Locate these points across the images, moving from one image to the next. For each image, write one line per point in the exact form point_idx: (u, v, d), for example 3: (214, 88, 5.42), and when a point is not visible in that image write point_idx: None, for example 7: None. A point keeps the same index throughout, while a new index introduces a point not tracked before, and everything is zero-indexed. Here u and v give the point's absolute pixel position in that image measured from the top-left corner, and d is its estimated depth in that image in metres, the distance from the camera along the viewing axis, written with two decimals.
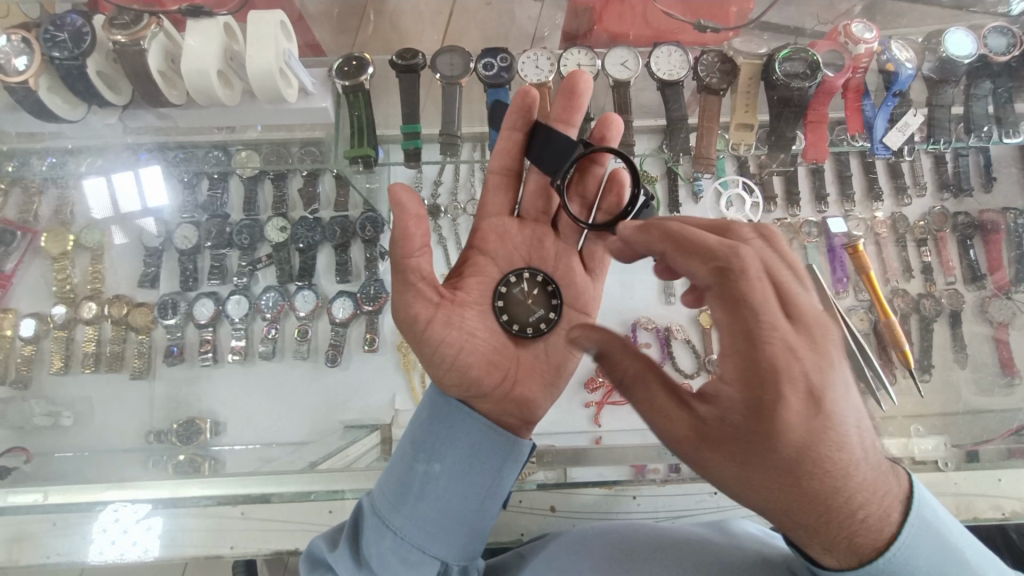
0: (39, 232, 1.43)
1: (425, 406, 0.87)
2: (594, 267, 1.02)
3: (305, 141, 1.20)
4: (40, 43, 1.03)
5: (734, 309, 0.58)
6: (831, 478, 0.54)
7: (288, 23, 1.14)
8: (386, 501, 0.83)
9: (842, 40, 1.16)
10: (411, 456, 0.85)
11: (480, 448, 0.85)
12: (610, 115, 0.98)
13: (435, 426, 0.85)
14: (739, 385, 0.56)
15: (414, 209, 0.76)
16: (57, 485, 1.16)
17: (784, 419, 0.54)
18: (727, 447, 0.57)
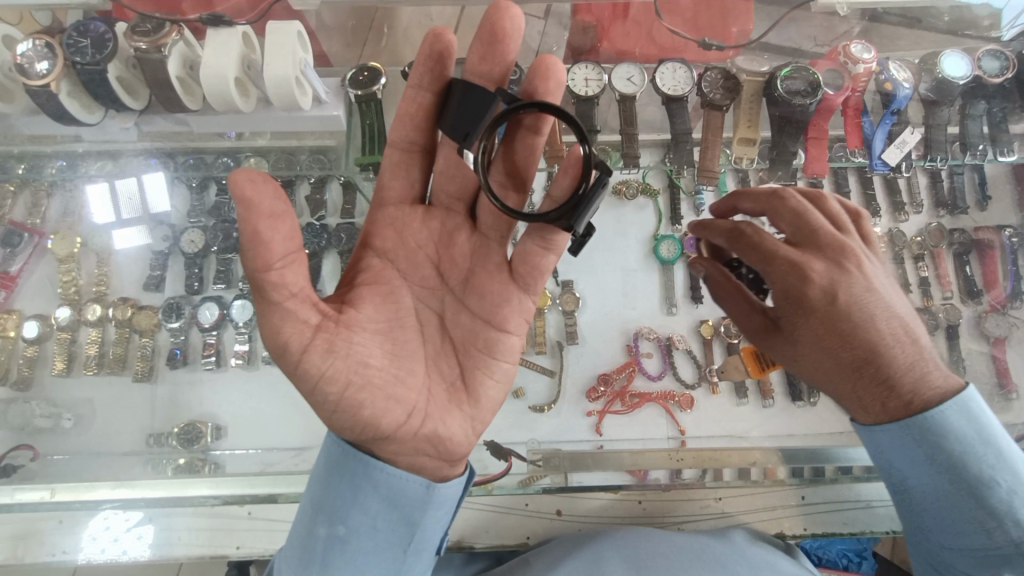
0: (46, 235, 1.43)
1: (323, 468, 0.85)
2: (521, 272, 0.87)
3: (314, 149, 1.23)
4: (63, 47, 1.06)
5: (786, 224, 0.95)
6: (854, 349, 0.85)
7: (305, 33, 1.16)
8: (295, 563, 0.85)
9: (841, 60, 1.19)
10: (315, 520, 0.85)
11: (392, 503, 0.84)
12: (545, 58, 0.87)
13: (338, 488, 0.83)
14: (786, 299, 0.89)
15: (267, 207, 0.69)
16: (64, 483, 1.18)
17: (828, 317, 0.86)
18: (784, 325, 0.92)
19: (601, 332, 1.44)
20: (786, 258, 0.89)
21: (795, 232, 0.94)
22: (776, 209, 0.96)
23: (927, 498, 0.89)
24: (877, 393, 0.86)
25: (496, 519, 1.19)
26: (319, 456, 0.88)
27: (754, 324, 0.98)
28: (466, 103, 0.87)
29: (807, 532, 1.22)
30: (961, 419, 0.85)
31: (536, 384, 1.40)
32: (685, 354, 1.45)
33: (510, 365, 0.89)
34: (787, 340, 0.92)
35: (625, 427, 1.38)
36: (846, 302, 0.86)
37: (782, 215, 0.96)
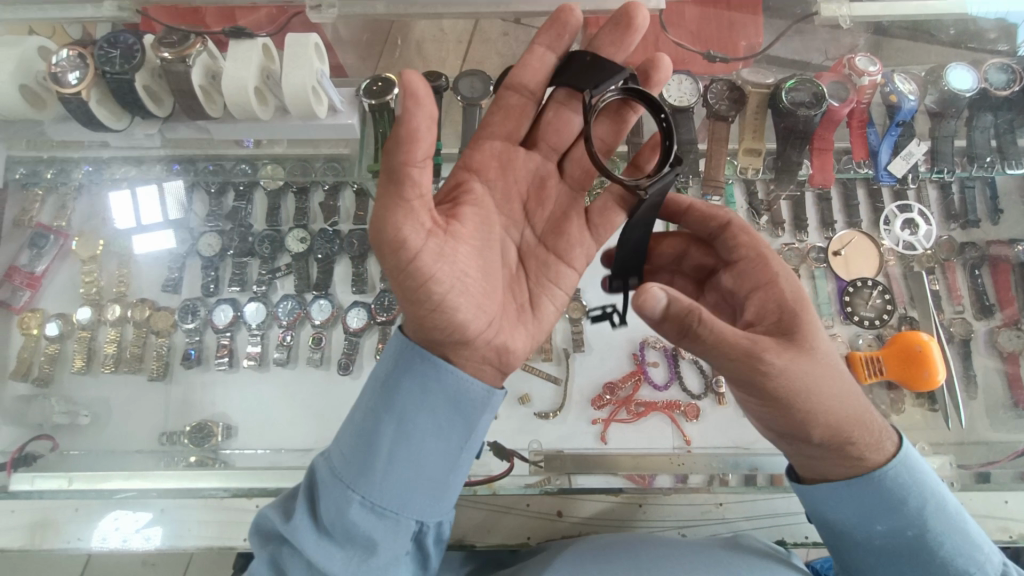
0: (71, 236, 1.49)
1: (389, 366, 0.86)
2: (595, 222, 1.03)
3: (330, 156, 1.28)
4: (94, 58, 1.11)
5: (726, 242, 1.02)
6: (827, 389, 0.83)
7: (321, 45, 1.20)
8: (352, 465, 0.85)
9: (846, 72, 1.21)
10: (376, 418, 0.86)
11: (454, 403, 0.86)
12: (658, 56, 1.02)
13: (402, 387, 0.85)
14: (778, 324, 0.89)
15: (430, 109, 0.69)
16: (81, 472, 1.24)
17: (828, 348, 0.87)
18: None
19: (608, 341, 1.46)
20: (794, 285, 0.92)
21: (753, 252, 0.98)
22: (733, 227, 1.02)
23: (873, 542, 0.90)
24: (859, 441, 0.86)
25: (498, 518, 1.19)
26: (382, 356, 0.89)
27: None
28: (587, 70, 0.96)
29: (807, 541, 1.19)
30: (914, 476, 0.88)
31: (543, 391, 1.41)
32: (691, 365, 1.45)
33: (571, 295, 1.02)
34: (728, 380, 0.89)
35: (630, 435, 1.38)
36: (816, 323, 0.87)
37: (735, 234, 1.01)
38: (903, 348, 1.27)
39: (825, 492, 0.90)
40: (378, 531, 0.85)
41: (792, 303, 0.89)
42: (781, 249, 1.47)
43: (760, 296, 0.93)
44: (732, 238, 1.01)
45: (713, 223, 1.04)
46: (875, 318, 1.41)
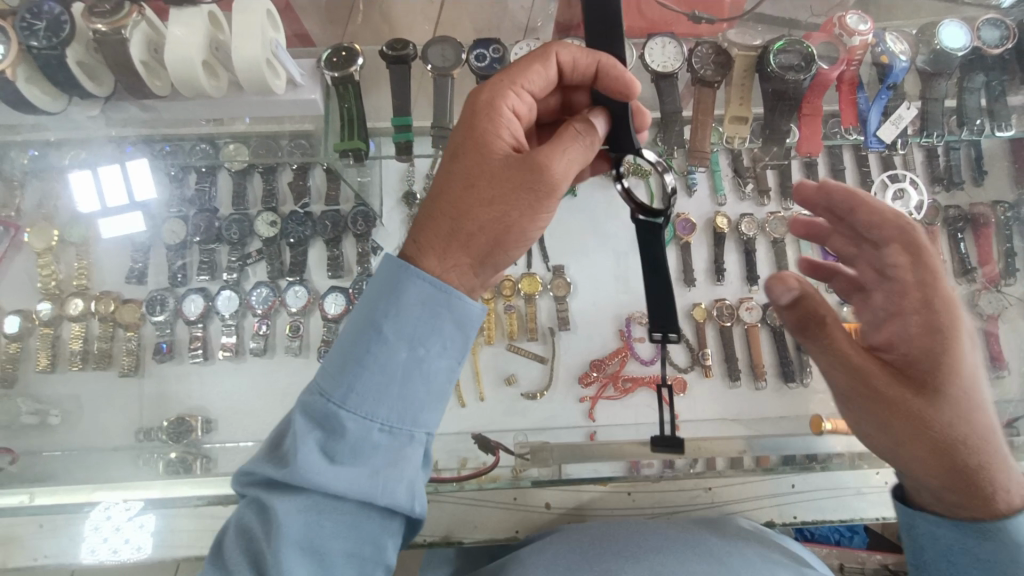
0: (22, 227, 1.38)
1: (381, 283, 0.81)
2: None
3: (295, 133, 1.17)
4: (16, 31, 0.99)
5: (920, 263, 0.92)
6: (965, 416, 0.82)
7: (276, 12, 1.11)
8: (362, 393, 0.79)
9: (837, 32, 1.15)
10: (375, 338, 0.80)
11: (459, 324, 0.82)
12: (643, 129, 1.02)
13: (403, 302, 0.80)
14: (930, 351, 0.85)
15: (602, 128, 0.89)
16: (44, 486, 1.17)
17: (947, 371, 0.84)
18: (924, 393, 0.83)
19: (592, 320, 1.43)
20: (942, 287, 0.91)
21: (918, 274, 0.92)
22: (900, 243, 0.94)
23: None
24: (971, 466, 0.82)
25: (484, 513, 1.19)
26: (381, 280, 0.81)
27: (871, 372, 0.88)
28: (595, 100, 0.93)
29: (795, 520, 1.23)
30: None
31: (529, 371, 1.40)
32: (678, 340, 1.43)
33: None
34: (934, 403, 0.83)
35: (618, 412, 1.37)
36: (944, 302, 0.90)
37: (919, 249, 0.93)
38: None
39: (941, 534, 0.86)
40: (393, 452, 0.79)
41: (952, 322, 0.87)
42: (766, 219, 1.46)
43: (896, 321, 0.93)
44: (897, 255, 0.94)
45: (882, 236, 0.96)
46: None
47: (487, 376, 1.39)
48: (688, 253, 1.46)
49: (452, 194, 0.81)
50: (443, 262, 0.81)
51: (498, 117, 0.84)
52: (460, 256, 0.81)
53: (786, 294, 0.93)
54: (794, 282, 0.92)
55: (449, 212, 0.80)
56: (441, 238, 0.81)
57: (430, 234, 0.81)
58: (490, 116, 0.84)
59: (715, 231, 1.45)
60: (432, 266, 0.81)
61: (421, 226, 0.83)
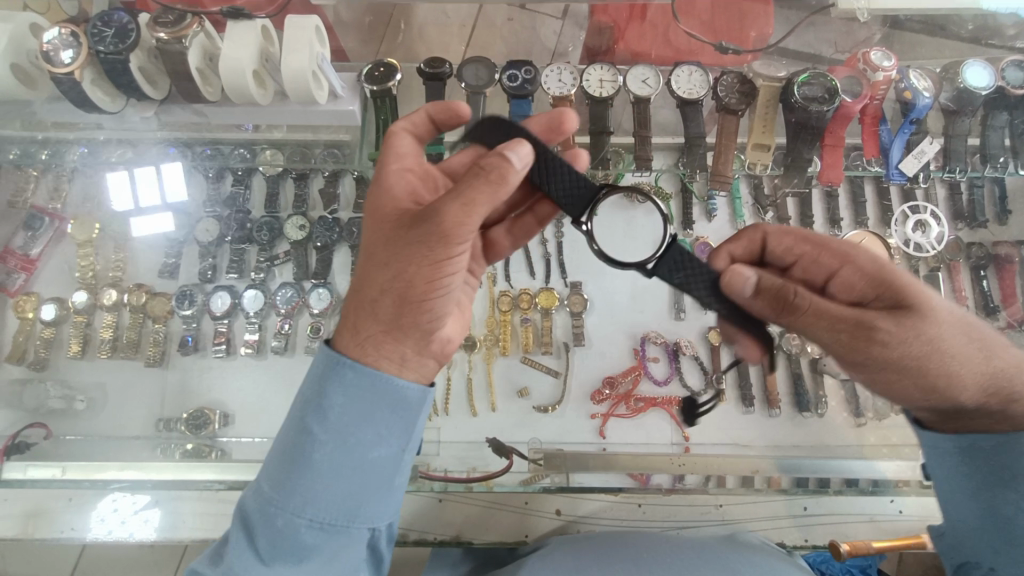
0: (67, 219, 1.46)
1: (310, 382, 0.81)
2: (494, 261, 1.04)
3: (330, 143, 1.25)
4: (86, 36, 1.07)
5: (790, 236, 0.94)
6: (958, 317, 0.83)
7: (323, 28, 1.17)
8: (290, 493, 0.79)
9: (861, 66, 1.18)
10: (304, 439, 0.79)
11: (392, 408, 0.82)
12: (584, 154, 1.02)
13: (332, 397, 0.79)
14: (889, 292, 0.83)
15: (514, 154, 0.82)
16: (75, 462, 1.21)
17: (918, 292, 0.82)
18: (918, 315, 0.80)
19: (608, 336, 1.44)
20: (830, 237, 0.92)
21: (811, 245, 0.92)
22: (772, 233, 0.96)
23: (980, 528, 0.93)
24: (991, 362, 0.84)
25: (496, 516, 1.20)
26: (309, 374, 0.82)
27: (863, 329, 0.81)
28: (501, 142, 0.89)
29: (805, 544, 1.21)
30: None
31: (541, 385, 1.41)
32: (692, 361, 1.44)
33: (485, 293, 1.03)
34: (928, 317, 0.80)
35: (630, 431, 1.38)
36: (852, 244, 0.90)
37: (780, 231, 0.95)
38: None
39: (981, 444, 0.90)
40: (330, 545, 0.81)
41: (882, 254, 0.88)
42: None
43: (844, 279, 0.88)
44: (782, 241, 0.95)
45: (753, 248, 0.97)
46: None
47: (500, 387, 1.40)
48: None
49: (360, 272, 0.81)
50: (361, 341, 0.81)
51: (394, 191, 0.83)
52: (372, 330, 0.80)
53: (745, 282, 0.86)
54: (749, 273, 0.85)
55: (358, 291, 0.81)
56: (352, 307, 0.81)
57: (348, 315, 0.82)
58: (381, 192, 0.83)
59: None
60: (355, 347, 0.82)
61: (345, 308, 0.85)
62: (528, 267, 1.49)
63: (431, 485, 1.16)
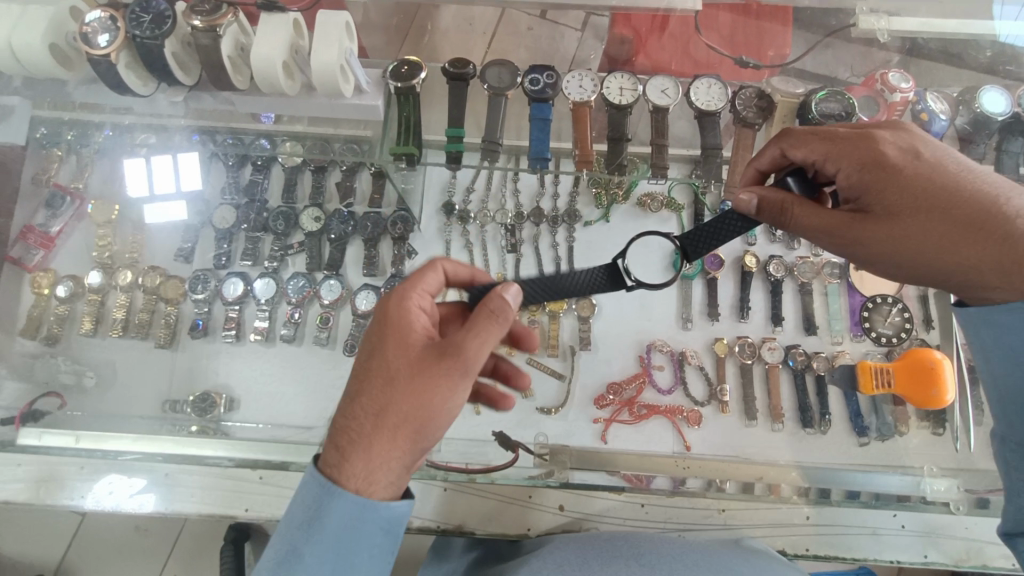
0: (87, 199, 1.49)
1: (304, 506, 0.79)
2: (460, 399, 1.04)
3: (349, 137, 1.26)
4: (125, 21, 1.09)
5: (801, 143, 0.94)
6: (959, 204, 0.84)
7: (353, 25, 1.19)
8: None
9: (878, 87, 1.20)
10: (296, 561, 0.79)
11: (385, 530, 0.81)
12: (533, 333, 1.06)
13: (324, 524, 0.78)
14: (881, 187, 0.87)
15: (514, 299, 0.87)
16: (89, 431, 1.23)
17: (913, 187, 0.86)
18: (902, 217, 0.86)
19: (615, 342, 1.45)
20: (848, 131, 0.91)
21: (821, 145, 0.92)
22: (784, 141, 0.96)
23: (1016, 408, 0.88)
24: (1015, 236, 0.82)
25: (501, 509, 1.20)
26: (297, 506, 0.80)
27: (851, 231, 0.90)
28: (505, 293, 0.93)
29: (806, 555, 1.21)
30: None
31: (546, 387, 1.42)
32: (697, 371, 1.45)
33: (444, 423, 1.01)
34: (915, 215, 0.85)
35: (631, 436, 1.38)
36: (861, 136, 0.90)
37: (799, 133, 0.95)
38: (918, 362, 1.27)
39: (1006, 320, 0.84)
40: None
41: (884, 154, 0.88)
42: (795, 262, 1.48)
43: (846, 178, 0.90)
44: (794, 150, 0.95)
45: (771, 161, 0.99)
46: (893, 337, 1.41)
47: None
48: (715, 288, 1.48)
49: (365, 395, 0.78)
50: (366, 468, 0.76)
51: (414, 316, 0.81)
52: (379, 454, 0.77)
53: (746, 206, 0.95)
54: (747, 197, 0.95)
55: (363, 415, 0.77)
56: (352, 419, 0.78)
57: (343, 433, 0.78)
58: (399, 310, 0.81)
59: (743, 270, 1.48)
60: (354, 475, 0.77)
61: (336, 431, 0.79)
62: (538, 269, 1.53)
63: (437, 474, 1.15)
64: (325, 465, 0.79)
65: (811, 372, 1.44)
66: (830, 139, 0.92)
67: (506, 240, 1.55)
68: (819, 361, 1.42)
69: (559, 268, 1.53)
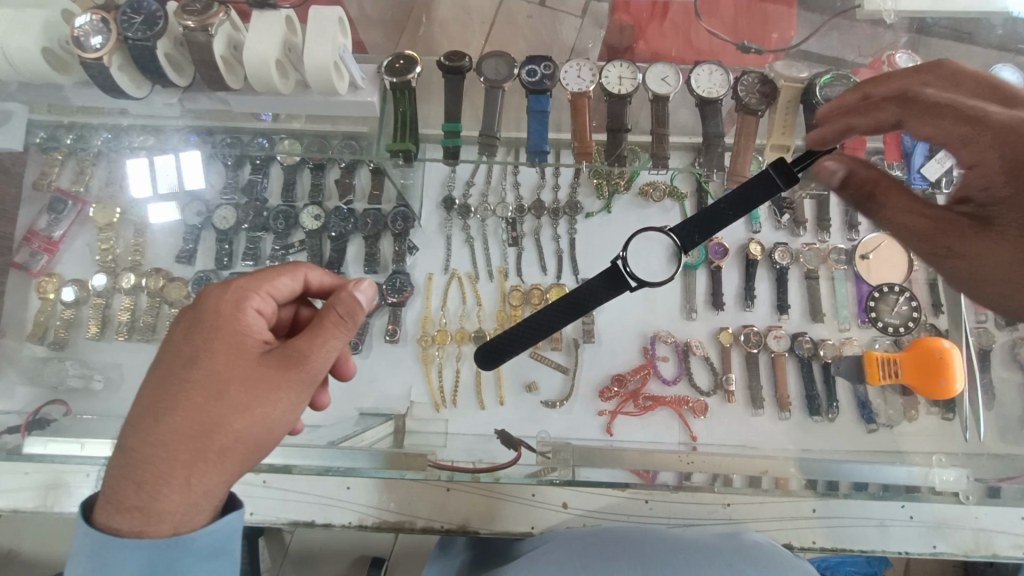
0: (89, 203, 1.50)
1: (98, 548, 0.76)
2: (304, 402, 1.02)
3: (347, 134, 1.24)
4: (117, 24, 1.07)
5: (934, 116, 0.91)
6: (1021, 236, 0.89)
7: (346, 20, 1.18)
8: None
9: (886, 69, 1.16)
10: None
11: (211, 551, 0.80)
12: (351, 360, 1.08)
13: (127, 561, 0.76)
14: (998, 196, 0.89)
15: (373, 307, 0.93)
16: (94, 439, 1.19)
17: None
18: (959, 235, 0.96)
19: (619, 334, 1.44)
20: (965, 112, 0.89)
21: (959, 129, 0.89)
22: (900, 107, 0.95)
23: None
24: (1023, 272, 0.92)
25: (504, 506, 1.21)
26: (89, 549, 0.76)
27: (929, 232, 0.99)
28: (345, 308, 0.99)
29: (813, 547, 1.21)
30: None
31: (550, 380, 1.42)
32: (702, 361, 1.44)
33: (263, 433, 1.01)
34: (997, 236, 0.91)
35: (636, 429, 1.38)
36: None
37: (921, 104, 0.92)
38: (923, 353, 1.25)
39: None
40: None
41: None
42: (801, 249, 1.47)
43: (979, 172, 0.89)
44: (917, 126, 0.93)
45: (877, 119, 0.98)
46: (899, 327, 1.37)
47: (508, 382, 1.41)
48: (719, 278, 1.46)
49: (179, 421, 0.77)
50: (173, 493, 0.76)
51: (250, 325, 0.84)
52: (199, 482, 0.78)
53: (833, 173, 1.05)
54: (831, 165, 1.02)
55: (177, 442, 0.77)
56: (154, 444, 0.77)
57: (142, 459, 0.76)
58: (233, 321, 0.83)
59: (747, 258, 1.46)
60: (165, 513, 0.76)
61: (135, 467, 0.76)
62: (540, 262, 1.53)
63: (440, 474, 1.10)
64: (123, 508, 0.76)
65: (817, 361, 1.42)
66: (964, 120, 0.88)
67: (507, 233, 1.54)
68: (826, 349, 1.41)
69: (561, 261, 1.52)
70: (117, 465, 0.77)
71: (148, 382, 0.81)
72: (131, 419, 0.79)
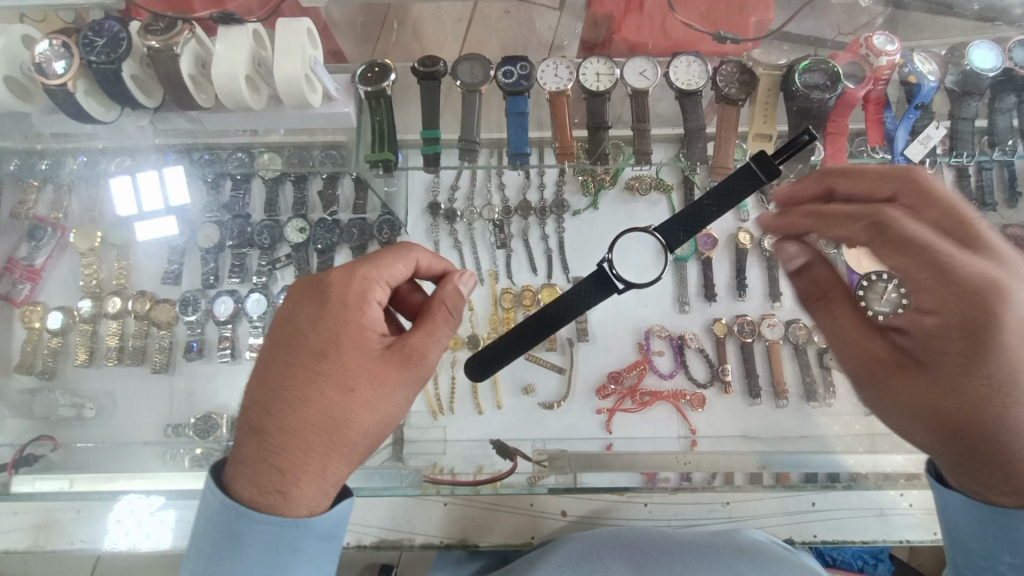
0: (69, 229, 1.46)
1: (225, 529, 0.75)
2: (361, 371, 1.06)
3: (326, 144, 1.23)
4: (78, 48, 1.06)
5: None
6: None
7: (314, 30, 1.16)
8: None
9: (863, 52, 1.15)
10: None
11: (326, 538, 0.78)
12: None
13: (246, 547, 0.74)
14: None
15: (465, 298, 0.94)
16: (84, 473, 1.17)
17: None
18: None
19: (613, 330, 1.44)
20: None
21: None
22: None
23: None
24: None
25: (500, 517, 1.22)
26: (222, 527, 0.75)
27: None
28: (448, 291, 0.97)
29: (814, 539, 1.22)
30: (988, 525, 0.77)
31: (547, 381, 1.41)
32: (697, 354, 1.44)
33: None
34: None
35: (636, 424, 1.37)
36: None
37: None
38: None
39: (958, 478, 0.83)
40: None
41: None
42: None
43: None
44: None
45: None
46: None
47: (505, 386, 1.40)
48: (710, 267, 1.46)
49: (313, 410, 0.77)
50: (305, 481, 0.75)
51: (370, 317, 0.82)
52: (333, 471, 0.77)
53: None
54: None
55: (312, 430, 0.76)
56: (282, 431, 0.76)
57: (272, 443, 0.76)
58: (356, 314, 0.81)
59: (737, 247, 1.46)
60: (300, 498, 0.75)
61: (273, 453, 0.75)
62: (530, 263, 1.52)
63: (441, 488, 1.12)
64: (259, 490, 0.75)
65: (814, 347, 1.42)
66: (930, 262, 0.78)
67: (495, 236, 1.53)
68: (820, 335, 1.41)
69: (550, 260, 1.51)
70: (250, 448, 0.76)
71: (270, 367, 0.80)
72: (258, 406, 0.78)
